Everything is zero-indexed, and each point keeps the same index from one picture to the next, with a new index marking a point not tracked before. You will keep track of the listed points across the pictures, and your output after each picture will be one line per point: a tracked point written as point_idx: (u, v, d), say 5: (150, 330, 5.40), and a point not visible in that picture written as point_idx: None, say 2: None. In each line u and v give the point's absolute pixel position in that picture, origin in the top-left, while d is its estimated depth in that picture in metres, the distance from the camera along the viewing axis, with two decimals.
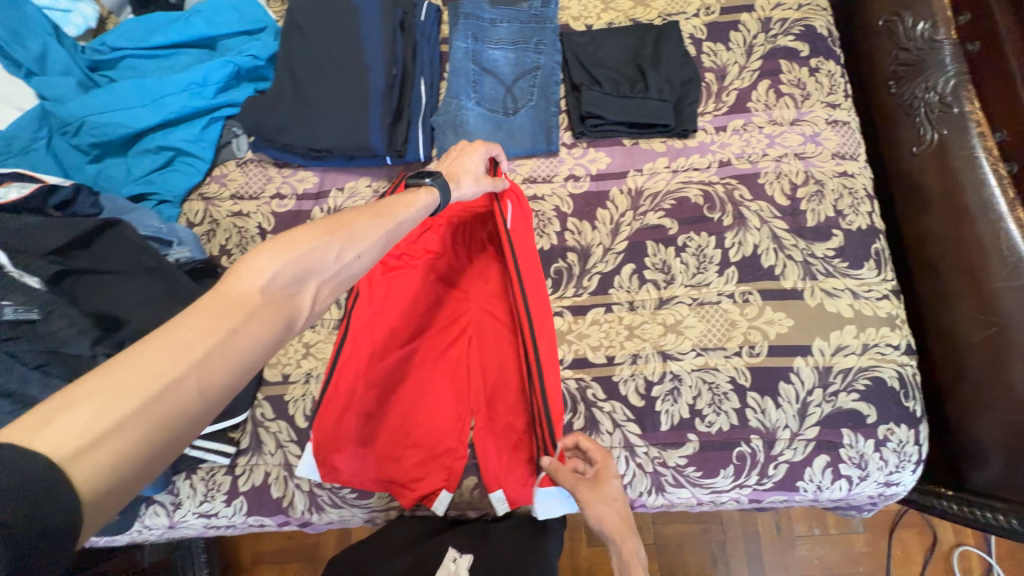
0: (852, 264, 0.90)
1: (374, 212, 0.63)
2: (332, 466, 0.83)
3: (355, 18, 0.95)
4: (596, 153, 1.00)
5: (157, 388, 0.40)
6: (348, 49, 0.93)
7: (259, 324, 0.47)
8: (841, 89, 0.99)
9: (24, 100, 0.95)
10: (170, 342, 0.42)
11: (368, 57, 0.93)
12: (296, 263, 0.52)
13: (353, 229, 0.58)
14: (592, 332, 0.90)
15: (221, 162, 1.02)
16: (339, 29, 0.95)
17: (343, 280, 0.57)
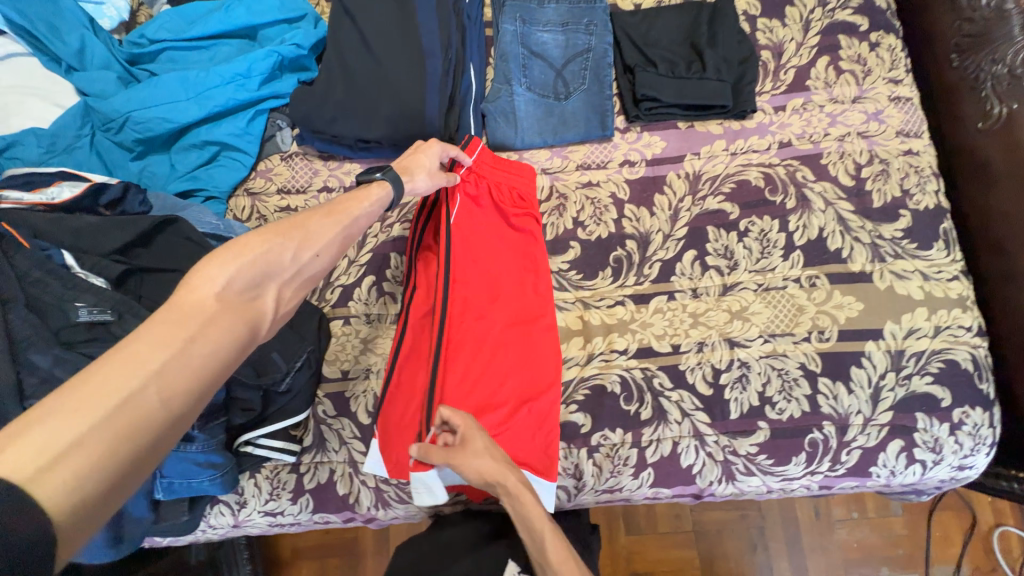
0: (921, 245, 0.88)
1: (326, 212, 0.69)
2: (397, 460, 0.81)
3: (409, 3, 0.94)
4: (651, 137, 0.97)
5: (123, 397, 0.41)
6: (405, 35, 0.93)
7: (224, 325, 0.51)
8: (902, 64, 0.96)
9: (64, 97, 0.94)
10: (130, 352, 0.44)
11: (425, 41, 0.91)
12: (253, 267, 0.57)
13: (306, 229, 0.65)
14: (656, 321, 0.88)
15: (265, 156, 0.99)
16: (393, 15, 0.94)
17: (298, 280, 0.63)
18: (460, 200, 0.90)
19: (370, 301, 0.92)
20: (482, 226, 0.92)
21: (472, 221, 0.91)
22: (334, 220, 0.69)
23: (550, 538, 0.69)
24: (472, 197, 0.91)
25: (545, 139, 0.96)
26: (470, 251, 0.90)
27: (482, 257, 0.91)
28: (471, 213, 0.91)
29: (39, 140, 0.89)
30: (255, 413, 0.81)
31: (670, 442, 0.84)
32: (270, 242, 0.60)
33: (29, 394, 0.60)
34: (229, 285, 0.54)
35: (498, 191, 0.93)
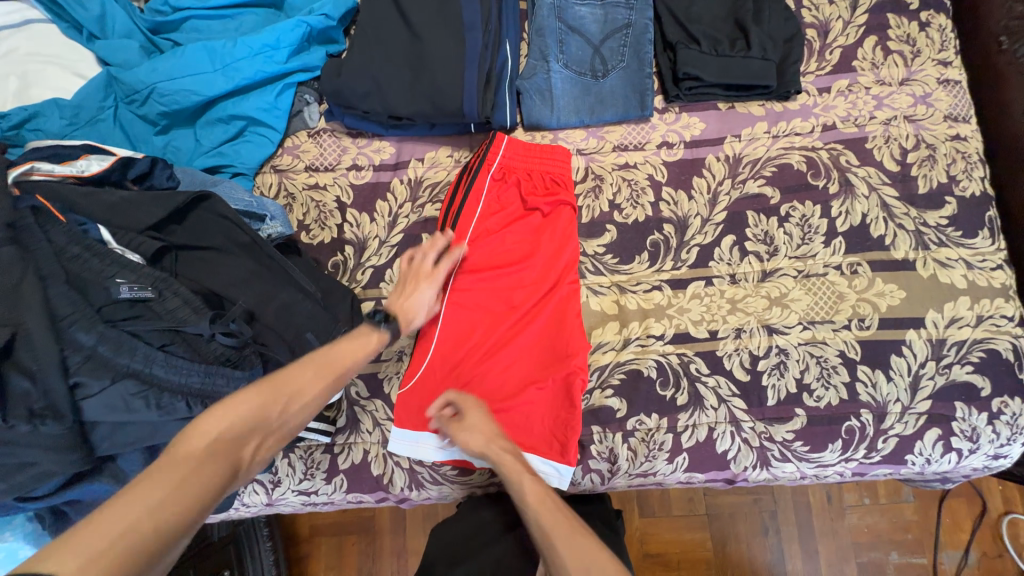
0: (966, 232, 0.87)
1: (322, 359, 0.67)
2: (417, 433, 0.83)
3: None
4: (690, 118, 0.94)
5: (116, 534, 0.43)
6: (443, 7, 0.90)
7: (209, 470, 0.52)
8: (952, 45, 0.93)
9: (86, 68, 0.91)
10: (130, 491, 0.47)
11: (466, 14, 0.88)
12: (246, 417, 0.58)
13: (294, 378, 0.63)
14: (693, 306, 0.87)
15: (292, 132, 0.97)
16: None
17: (287, 431, 0.62)
18: (490, 189, 0.91)
19: None
20: (512, 215, 0.91)
21: (501, 210, 0.91)
22: (328, 365, 0.67)
23: (565, 546, 0.63)
24: (501, 186, 0.91)
25: (581, 119, 0.93)
26: (497, 240, 0.90)
27: (511, 245, 0.90)
28: (500, 202, 0.91)
29: (62, 111, 0.86)
30: None
31: (706, 428, 0.84)
32: (266, 393, 0.60)
33: (73, 369, 0.59)
34: (223, 431, 0.55)
35: (530, 179, 0.91)
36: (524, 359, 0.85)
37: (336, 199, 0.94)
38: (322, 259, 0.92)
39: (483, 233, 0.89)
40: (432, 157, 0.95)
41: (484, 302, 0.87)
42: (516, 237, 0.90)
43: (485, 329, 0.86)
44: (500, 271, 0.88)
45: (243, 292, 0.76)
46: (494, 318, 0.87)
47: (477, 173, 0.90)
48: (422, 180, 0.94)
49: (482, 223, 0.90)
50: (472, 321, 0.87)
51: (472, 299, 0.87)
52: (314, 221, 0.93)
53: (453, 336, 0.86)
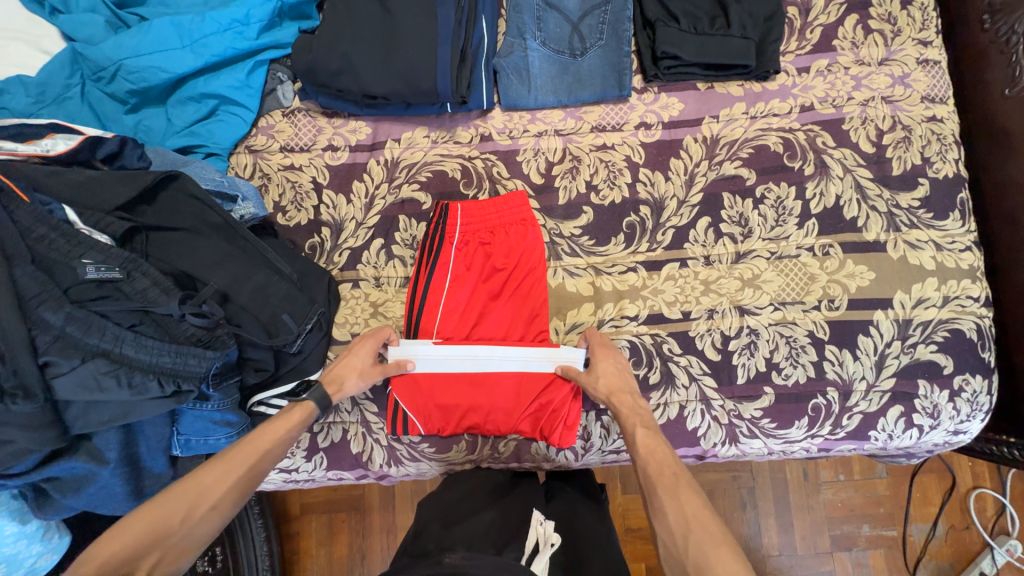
0: (937, 214, 0.87)
1: (234, 455, 0.66)
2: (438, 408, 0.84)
3: None
4: (668, 99, 0.93)
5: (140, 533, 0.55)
6: None
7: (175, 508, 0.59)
8: (934, 24, 0.92)
9: (49, 43, 0.89)
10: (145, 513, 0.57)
11: None
12: (143, 532, 0.55)
13: (204, 484, 0.61)
14: (667, 288, 0.88)
15: (267, 112, 0.95)
16: None
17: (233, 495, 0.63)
18: (457, 260, 0.88)
19: (379, 264, 0.91)
20: (481, 276, 0.88)
21: (470, 278, 0.88)
22: (237, 462, 0.65)
23: (667, 496, 0.62)
24: (467, 251, 0.88)
25: (559, 99, 0.92)
26: (468, 308, 0.87)
27: (484, 309, 0.88)
28: (467, 267, 0.88)
29: (27, 89, 0.84)
30: (268, 373, 0.81)
31: (677, 406, 0.86)
32: (175, 502, 0.59)
33: (42, 349, 0.60)
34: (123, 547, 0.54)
35: (497, 233, 0.89)
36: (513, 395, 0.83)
37: (312, 180, 0.93)
38: (299, 241, 0.92)
39: (453, 304, 0.87)
40: (408, 138, 0.94)
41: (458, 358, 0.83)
42: (487, 300, 0.88)
43: (466, 393, 0.83)
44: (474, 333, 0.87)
45: (214, 274, 0.76)
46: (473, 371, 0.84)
47: (440, 246, 0.88)
48: (398, 162, 0.93)
49: (451, 295, 0.87)
50: (449, 386, 0.84)
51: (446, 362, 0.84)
52: (290, 203, 0.92)
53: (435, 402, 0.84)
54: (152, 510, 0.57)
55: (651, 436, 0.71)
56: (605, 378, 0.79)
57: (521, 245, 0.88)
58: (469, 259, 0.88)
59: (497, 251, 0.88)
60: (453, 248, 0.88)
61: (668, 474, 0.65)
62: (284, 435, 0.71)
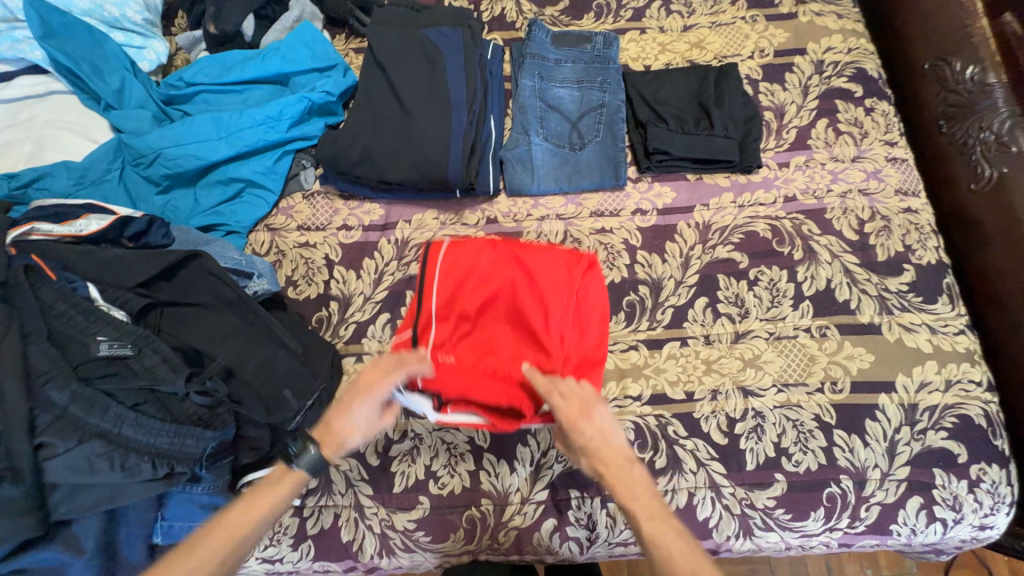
0: (926, 298, 0.91)
1: (196, 551, 0.64)
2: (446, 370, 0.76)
3: (438, 57, 0.97)
4: (661, 188, 1.01)
5: None
6: (433, 87, 0.95)
7: None
8: (897, 128, 1.03)
9: (100, 133, 0.97)
10: None
11: (452, 94, 0.95)
12: None
13: (208, 552, 0.64)
14: (669, 366, 0.89)
15: (288, 194, 1.02)
16: (422, 67, 0.97)
17: None
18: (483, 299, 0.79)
19: (383, 338, 0.92)
20: (479, 275, 0.80)
21: (466, 264, 0.81)
22: (198, 562, 0.63)
23: None
24: (462, 245, 0.82)
25: (560, 186, 1.00)
26: (481, 246, 0.82)
27: (487, 327, 0.80)
28: (457, 272, 0.80)
29: (70, 173, 0.91)
30: (261, 452, 0.78)
31: (686, 493, 0.82)
32: None
33: (39, 430, 0.59)
34: None
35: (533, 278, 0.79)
36: (556, 346, 0.76)
37: (325, 257, 0.98)
38: (306, 314, 0.94)
39: (449, 319, 0.79)
40: (418, 219, 1.00)
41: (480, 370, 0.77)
42: (493, 301, 0.80)
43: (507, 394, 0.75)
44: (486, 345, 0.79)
45: (221, 349, 0.77)
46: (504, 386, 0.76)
47: (428, 259, 0.81)
48: (408, 241, 0.99)
49: (444, 310, 0.79)
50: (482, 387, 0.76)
51: (463, 378, 0.76)
52: (302, 278, 0.97)
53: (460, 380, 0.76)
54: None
55: (661, 525, 0.63)
56: (587, 454, 0.68)
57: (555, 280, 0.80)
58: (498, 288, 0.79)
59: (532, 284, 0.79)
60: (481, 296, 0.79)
61: (681, 545, 0.61)
62: (244, 518, 0.66)
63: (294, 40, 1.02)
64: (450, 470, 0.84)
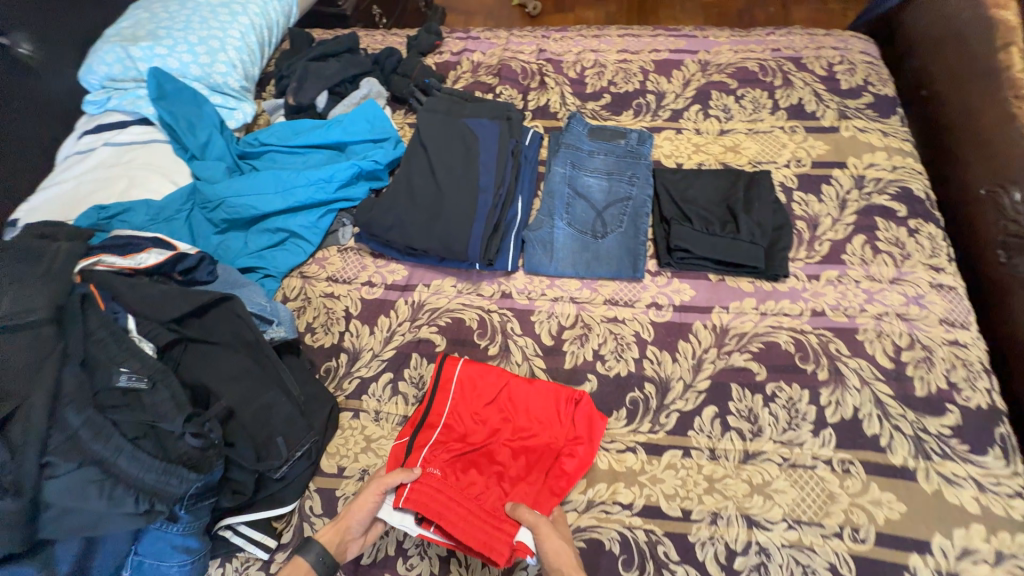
0: (973, 448, 0.80)
1: None
2: (429, 489, 0.79)
3: (474, 144, 1.05)
4: (680, 284, 1.00)
5: None
6: (464, 169, 1.02)
7: None
8: (944, 253, 0.97)
9: (180, 176, 1.13)
10: None
11: (481, 178, 1.01)
12: None
13: None
14: (667, 477, 0.83)
15: (325, 246, 1.11)
16: (459, 151, 1.04)
17: None
18: (481, 426, 0.88)
19: (383, 398, 0.94)
20: (486, 403, 0.89)
21: (479, 389, 0.90)
22: None
23: None
24: (476, 366, 0.91)
25: (577, 271, 1.01)
26: (494, 375, 0.90)
27: (479, 453, 0.86)
28: (470, 395, 0.89)
29: (148, 210, 1.05)
30: (243, 497, 0.81)
31: None
32: None
33: (50, 448, 0.65)
34: None
35: (528, 411, 0.88)
36: (539, 487, 0.82)
37: (345, 309, 1.04)
38: (318, 361, 0.99)
39: (451, 440, 0.87)
40: (437, 284, 1.05)
41: (465, 496, 0.81)
42: (493, 428, 0.87)
43: (482, 521, 0.76)
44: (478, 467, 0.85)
45: (228, 389, 0.83)
46: (484, 512, 0.78)
47: (443, 375, 0.90)
48: (424, 304, 1.03)
49: (447, 433, 0.88)
50: (458, 511, 0.77)
51: (446, 498, 0.78)
52: (321, 326, 1.03)
53: (440, 501, 0.78)
54: None
55: None
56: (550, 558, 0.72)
57: (550, 414, 0.87)
58: (497, 413, 0.88)
59: (529, 416, 0.87)
60: (480, 417, 0.88)
61: None
62: None
63: (357, 115, 1.15)
64: (420, 550, 0.81)
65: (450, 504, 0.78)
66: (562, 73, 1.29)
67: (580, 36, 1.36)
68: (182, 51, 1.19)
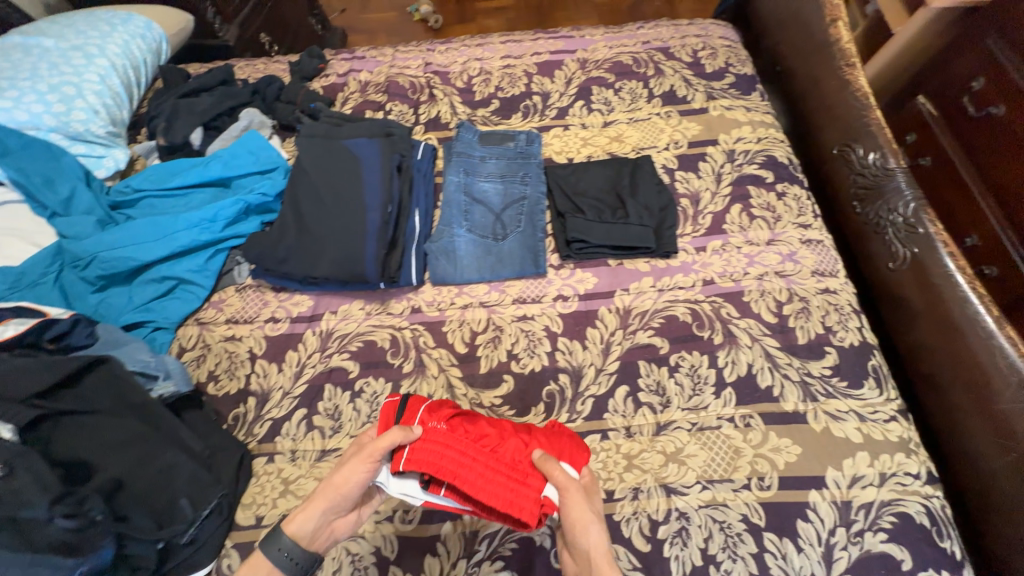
0: (851, 383, 0.88)
1: None
2: (434, 442, 0.66)
3: (356, 164, 1.03)
4: (583, 274, 1.03)
5: None
6: (350, 190, 1.00)
7: None
8: (809, 210, 1.06)
9: (44, 238, 1.03)
10: None
11: (367, 197, 0.99)
12: None
13: None
14: (588, 462, 0.85)
15: (221, 288, 1.05)
16: (341, 172, 1.02)
17: None
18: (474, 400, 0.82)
19: (298, 436, 0.90)
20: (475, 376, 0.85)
21: None
22: None
23: None
24: None
25: (483, 276, 1.02)
26: None
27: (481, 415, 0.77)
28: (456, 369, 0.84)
29: (6, 278, 0.95)
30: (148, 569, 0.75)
31: None
32: None
33: None
34: None
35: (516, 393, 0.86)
36: (552, 443, 0.76)
37: (249, 350, 0.98)
38: (223, 411, 0.93)
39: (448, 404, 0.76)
40: (345, 310, 1.02)
41: (478, 448, 0.67)
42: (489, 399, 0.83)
43: (503, 477, 0.65)
44: (488, 423, 0.75)
45: (114, 459, 0.76)
46: (504, 467, 0.66)
47: None
48: (333, 332, 1.00)
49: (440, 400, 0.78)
50: (474, 465, 0.64)
51: (455, 451, 0.65)
52: (224, 372, 0.97)
53: (451, 455, 0.65)
54: None
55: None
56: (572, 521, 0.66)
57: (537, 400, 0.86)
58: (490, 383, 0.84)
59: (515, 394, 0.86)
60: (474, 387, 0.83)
61: None
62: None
63: (239, 148, 1.10)
64: None
65: (459, 457, 0.65)
66: (450, 84, 1.31)
67: (464, 46, 1.39)
68: (31, 102, 1.09)
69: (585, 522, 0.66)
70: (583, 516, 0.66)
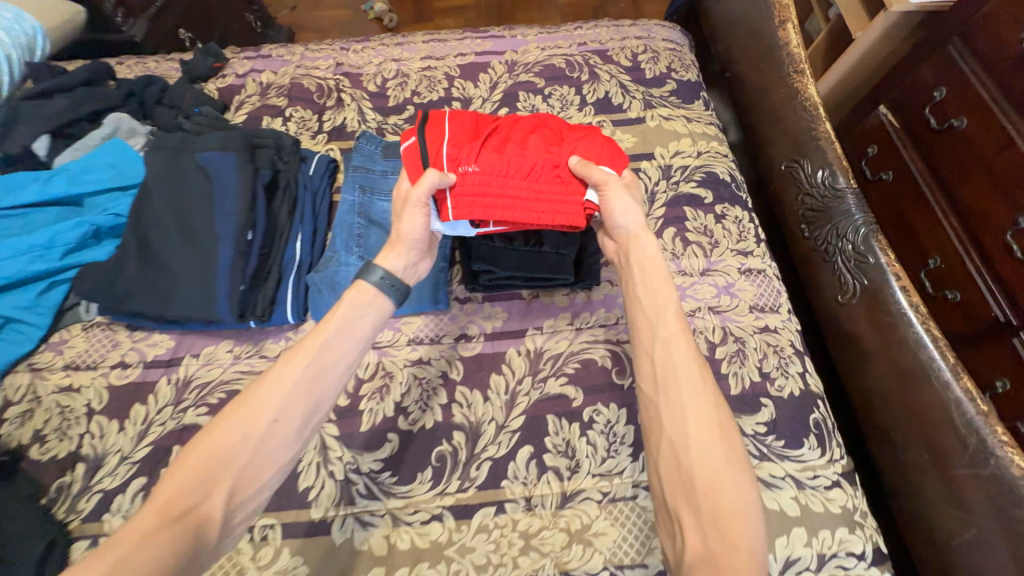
0: (789, 442, 0.76)
1: (259, 405, 0.59)
2: (485, 208, 0.72)
3: (209, 184, 0.87)
4: (492, 308, 0.90)
5: (178, 516, 0.51)
6: (201, 216, 0.84)
7: (168, 537, 0.49)
8: (751, 234, 0.94)
9: None
10: (174, 482, 0.53)
11: (217, 225, 0.83)
12: (200, 468, 0.54)
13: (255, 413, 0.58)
14: (478, 544, 0.71)
15: (62, 327, 0.89)
16: (190, 194, 0.86)
17: (260, 457, 0.58)
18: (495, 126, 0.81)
19: (130, 513, 0.73)
20: (488, 128, 0.81)
21: (469, 122, 0.81)
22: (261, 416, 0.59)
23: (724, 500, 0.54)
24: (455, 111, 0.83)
25: None
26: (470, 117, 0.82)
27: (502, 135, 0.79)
28: (470, 124, 0.81)
29: None
30: None
31: None
32: (191, 476, 0.53)
33: None
34: (179, 488, 0.52)
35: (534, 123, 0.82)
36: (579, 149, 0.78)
37: (86, 404, 0.82)
38: (43, 481, 0.76)
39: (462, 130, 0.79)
40: (208, 353, 0.86)
41: (522, 180, 0.74)
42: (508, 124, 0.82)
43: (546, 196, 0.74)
44: (502, 129, 0.81)
45: None
46: (543, 188, 0.74)
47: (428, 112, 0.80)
48: (191, 381, 0.84)
49: (453, 128, 0.78)
50: (527, 208, 0.73)
51: (507, 202, 0.73)
52: (53, 431, 0.80)
53: (505, 209, 0.73)
54: (196, 450, 0.55)
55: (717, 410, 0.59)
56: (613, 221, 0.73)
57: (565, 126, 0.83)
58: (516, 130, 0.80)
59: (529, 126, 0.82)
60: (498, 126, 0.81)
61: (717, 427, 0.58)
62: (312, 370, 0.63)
63: (93, 161, 0.94)
64: None
65: (509, 205, 0.73)
66: (361, 88, 1.17)
67: (382, 45, 1.25)
68: None
69: (622, 205, 0.73)
70: (621, 201, 0.73)
